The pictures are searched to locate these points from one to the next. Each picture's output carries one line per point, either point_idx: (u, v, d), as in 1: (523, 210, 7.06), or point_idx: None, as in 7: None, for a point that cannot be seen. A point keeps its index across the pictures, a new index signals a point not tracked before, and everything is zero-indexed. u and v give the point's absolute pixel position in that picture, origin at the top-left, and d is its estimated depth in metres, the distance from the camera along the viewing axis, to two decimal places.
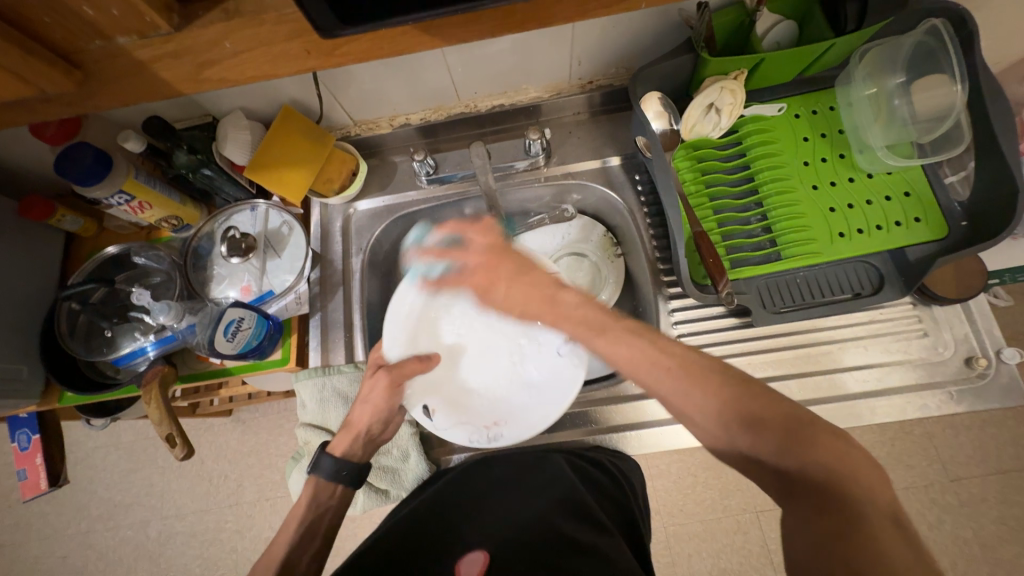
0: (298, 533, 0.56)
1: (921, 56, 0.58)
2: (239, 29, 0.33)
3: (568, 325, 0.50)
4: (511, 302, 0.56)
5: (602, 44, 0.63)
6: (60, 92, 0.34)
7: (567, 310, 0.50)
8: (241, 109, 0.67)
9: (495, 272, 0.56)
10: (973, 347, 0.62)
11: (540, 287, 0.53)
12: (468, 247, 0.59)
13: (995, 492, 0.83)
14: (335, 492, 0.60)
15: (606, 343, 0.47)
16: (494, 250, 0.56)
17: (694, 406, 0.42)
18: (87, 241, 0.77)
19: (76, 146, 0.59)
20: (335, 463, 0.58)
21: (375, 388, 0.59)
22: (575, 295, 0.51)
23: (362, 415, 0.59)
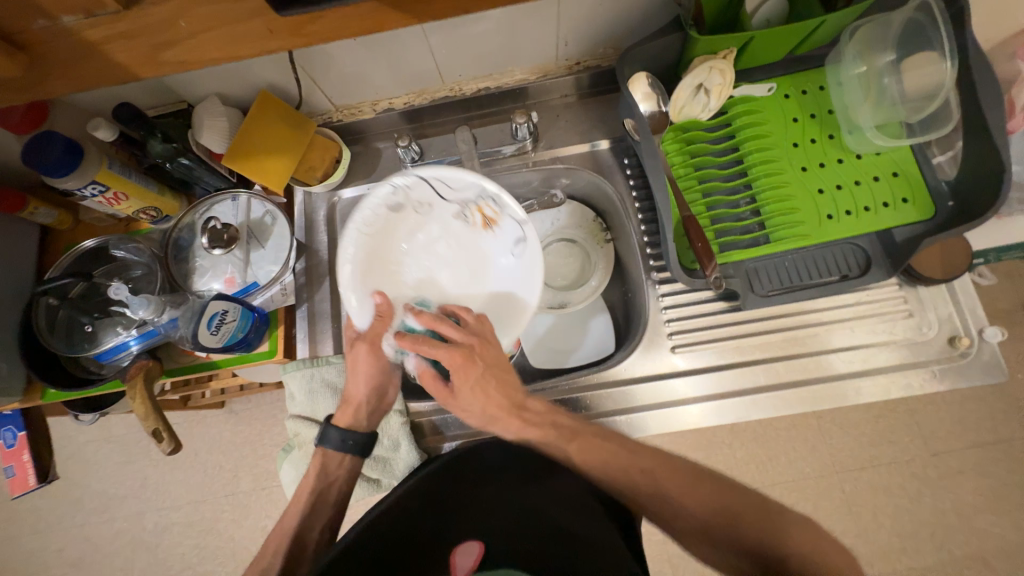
0: (308, 503, 0.58)
1: (912, 34, 0.58)
2: (197, 5, 0.31)
3: (539, 429, 0.56)
4: (475, 401, 0.55)
5: (588, 23, 0.61)
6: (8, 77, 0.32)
7: (532, 415, 0.57)
8: (216, 95, 0.65)
9: (478, 362, 0.54)
10: (956, 326, 0.63)
11: (501, 399, 0.56)
12: (440, 342, 0.53)
13: (973, 465, 0.85)
14: (343, 463, 0.60)
15: (580, 450, 0.54)
16: (468, 353, 0.53)
17: (656, 475, 0.52)
18: (62, 233, 0.75)
19: (42, 135, 0.56)
20: (341, 433, 0.59)
21: (357, 356, 0.60)
22: (541, 402, 0.58)
23: (358, 385, 0.60)
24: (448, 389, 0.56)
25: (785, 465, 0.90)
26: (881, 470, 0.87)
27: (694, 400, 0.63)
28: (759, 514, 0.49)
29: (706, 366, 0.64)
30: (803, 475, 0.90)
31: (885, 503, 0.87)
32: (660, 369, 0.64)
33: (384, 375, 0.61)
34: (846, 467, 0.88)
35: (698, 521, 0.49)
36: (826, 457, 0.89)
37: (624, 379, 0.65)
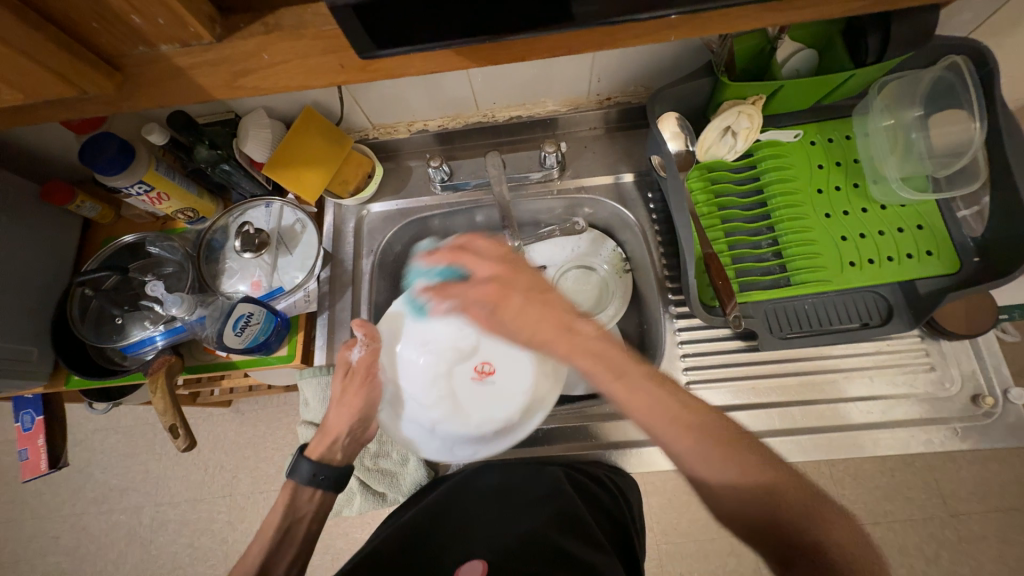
0: (273, 540, 0.55)
1: (939, 92, 0.59)
2: (276, 41, 0.34)
3: (584, 357, 0.48)
4: (523, 325, 0.52)
5: (622, 63, 0.64)
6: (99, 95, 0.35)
7: (582, 340, 0.49)
8: (263, 108, 0.68)
9: (512, 288, 0.52)
10: (980, 384, 0.62)
11: (555, 317, 0.51)
12: (477, 270, 0.55)
13: (994, 530, 0.82)
14: (314, 496, 0.59)
15: (625, 388, 0.46)
16: (501, 279, 0.53)
17: (695, 430, 0.43)
18: (102, 227, 0.78)
19: (101, 137, 0.60)
20: (313, 467, 0.57)
21: (350, 388, 0.59)
22: (595, 327, 0.50)
23: (341, 419, 0.59)
24: (488, 317, 0.55)
25: None
26: (895, 527, 0.84)
27: None
28: (770, 494, 0.39)
29: (719, 404, 0.63)
30: None
31: (900, 562, 0.84)
32: None
33: (372, 410, 0.60)
34: (858, 520, 0.85)
35: (737, 499, 0.40)
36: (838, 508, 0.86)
37: None
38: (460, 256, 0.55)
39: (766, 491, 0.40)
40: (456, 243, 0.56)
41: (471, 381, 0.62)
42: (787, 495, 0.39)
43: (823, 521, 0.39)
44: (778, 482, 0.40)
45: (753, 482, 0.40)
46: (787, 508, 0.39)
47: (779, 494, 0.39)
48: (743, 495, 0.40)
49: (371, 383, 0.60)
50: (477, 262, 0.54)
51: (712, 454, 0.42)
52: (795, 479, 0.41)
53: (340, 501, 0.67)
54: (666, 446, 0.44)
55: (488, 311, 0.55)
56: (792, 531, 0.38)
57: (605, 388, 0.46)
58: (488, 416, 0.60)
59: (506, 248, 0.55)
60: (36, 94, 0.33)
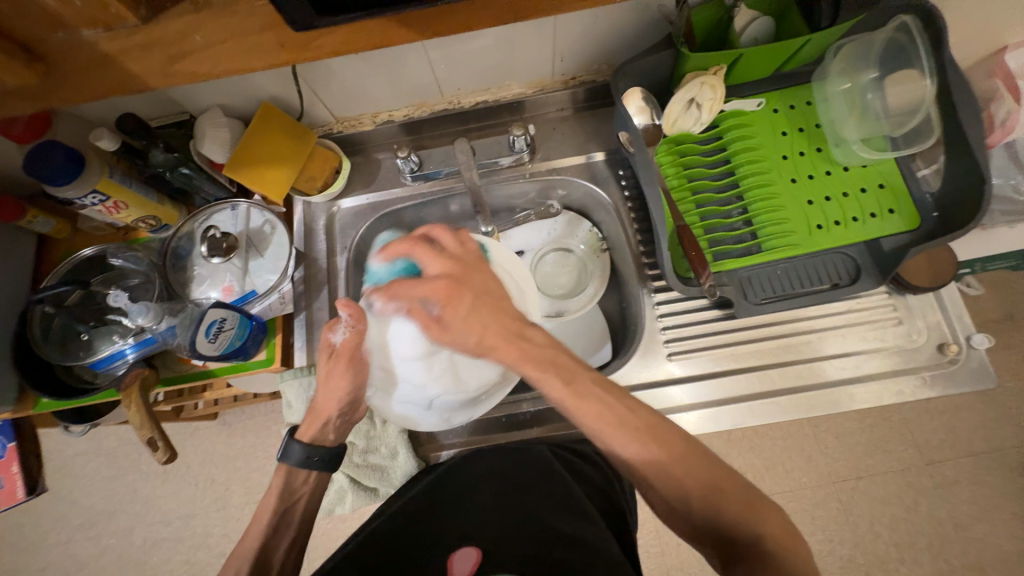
0: (269, 526, 0.54)
1: (893, 51, 0.60)
2: (211, 21, 0.32)
3: (533, 367, 0.47)
4: (469, 330, 0.49)
5: (584, 40, 0.64)
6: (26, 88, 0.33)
7: (533, 347, 0.48)
8: (218, 106, 0.66)
9: (465, 284, 0.51)
10: (945, 333, 0.64)
11: (507, 321, 0.49)
12: (423, 275, 0.52)
13: (968, 474, 0.86)
14: (309, 479, 0.58)
15: (574, 399, 0.45)
16: (453, 278, 0.51)
17: (665, 459, 0.43)
18: (61, 242, 0.75)
19: (45, 144, 0.57)
20: (305, 450, 0.56)
21: (334, 374, 0.56)
22: (545, 334, 0.49)
23: (330, 400, 0.56)
24: (437, 320, 0.50)
25: (783, 475, 0.91)
26: (878, 480, 0.88)
27: (691, 407, 0.63)
28: (714, 494, 0.42)
29: (701, 373, 0.65)
30: (800, 484, 0.90)
31: (883, 513, 0.87)
32: (655, 377, 0.65)
33: (360, 392, 0.57)
34: (842, 477, 0.89)
35: (682, 500, 0.43)
36: (823, 467, 0.89)
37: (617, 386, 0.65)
38: (416, 249, 0.54)
39: (714, 485, 0.42)
40: (414, 236, 0.55)
41: (464, 347, 0.59)
42: (727, 493, 0.42)
43: (765, 519, 0.41)
44: (720, 481, 0.43)
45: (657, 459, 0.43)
46: (727, 508, 0.42)
47: (716, 494, 0.42)
48: (689, 494, 0.43)
49: (358, 366, 0.56)
50: (428, 256, 0.53)
51: (654, 451, 0.43)
52: (738, 482, 0.43)
53: (331, 499, 0.66)
54: (613, 452, 0.45)
55: (436, 312, 0.50)
56: (730, 534, 0.41)
57: (558, 396, 0.46)
58: (482, 377, 0.59)
59: (468, 242, 0.54)
60: None
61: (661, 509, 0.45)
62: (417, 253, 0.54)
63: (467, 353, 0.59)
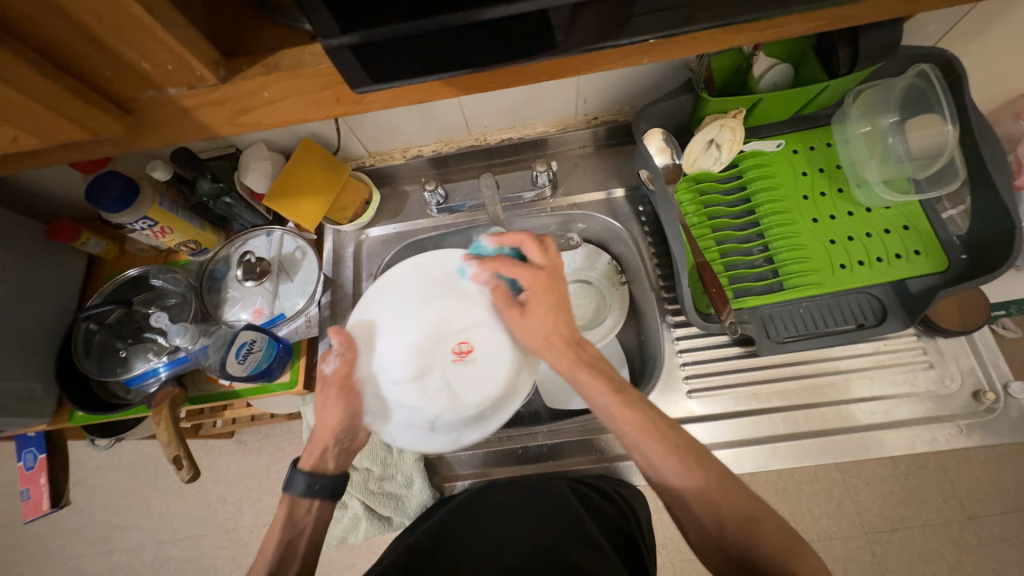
0: (274, 556, 0.54)
1: (913, 97, 0.61)
2: (276, 79, 0.35)
3: (586, 372, 0.54)
4: (535, 327, 0.58)
5: (607, 84, 0.67)
6: (110, 136, 0.36)
7: (585, 355, 0.56)
8: (263, 141, 0.71)
9: (553, 287, 0.58)
10: (980, 380, 0.62)
11: (568, 329, 0.57)
12: (525, 265, 0.59)
13: (1014, 531, 0.80)
14: (312, 508, 0.58)
15: (621, 404, 0.51)
16: (550, 274, 0.59)
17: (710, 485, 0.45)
18: (107, 262, 0.79)
19: (106, 175, 0.62)
20: (307, 479, 0.57)
21: (328, 401, 0.59)
22: (595, 351, 0.57)
23: (327, 429, 0.59)
24: (513, 304, 0.60)
25: (810, 522, 0.86)
26: (914, 532, 0.83)
27: (712, 447, 0.62)
28: (749, 522, 0.43)
29: (722, 412, 0.63)
30: (829, 532, 0.86)
31: (920, 569, 0.82)
32: (675, 414, 0.64)
33: (353, 420, 0.60)
34: (875, 527, 0.84)
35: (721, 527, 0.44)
36: (853, 516, 0.85)
37: None
38: (503, 265, 0.60)
39: (750, 514, 0.43)
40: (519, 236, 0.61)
41: (455, 366, 0.59)
42: (767, 527, 0.42)
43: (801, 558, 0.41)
44: (756, 513, 0.43)
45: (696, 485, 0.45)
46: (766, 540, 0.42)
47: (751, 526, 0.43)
48: (725, 522, 0.43)
49: (348, 395, 0.59)
50: (518, 269, 0.59)
51: (693, 472, 0.46)
52: (776, 520, 0.43)
53: (344, 527, 0.66)
54: (652, 466, 0.48)
55: (525, 296, 0.59)
56: (766, 570, 0.40)
57: (604, 402, 0.51)
58: (482, 392, 0.58)
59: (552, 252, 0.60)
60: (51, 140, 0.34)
61: (697, 539, 0.46)
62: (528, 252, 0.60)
63: (461, 373, 0.59)
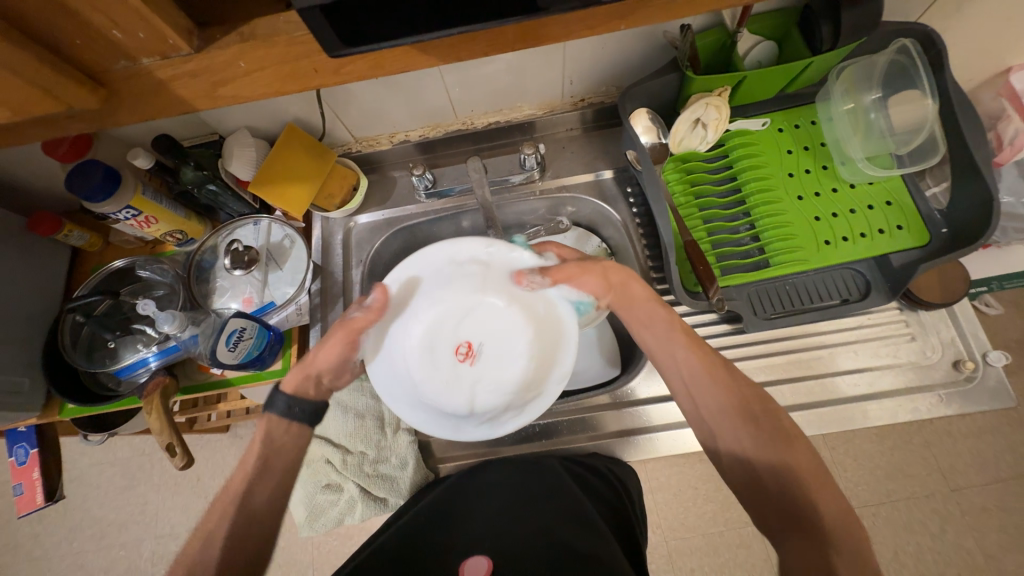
0: (253, 468, 0.52)
1: (895, 72, 0.62)
2: (252, 49, 0.35)
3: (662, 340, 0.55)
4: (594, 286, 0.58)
5: (593, 64, 0.66)
6: (86, 109, 0.36)
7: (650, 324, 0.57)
8: (246, 127, 0.70)
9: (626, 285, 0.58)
10: (960, 350, 0.64)
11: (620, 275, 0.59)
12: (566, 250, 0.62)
13: (995, 500, 0.83)
14: (290, 430, 0.56)
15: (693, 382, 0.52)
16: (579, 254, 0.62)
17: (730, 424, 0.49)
18: (91, 254, 0.78)
19: (87, 163, 0.61)
20: (288, 399, 0.55)
21: (332, 341, 0.57)
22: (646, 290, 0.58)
23: (321, 360, 0.57)
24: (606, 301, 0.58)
25: None
26: (899, 505, 0.85)
27: None
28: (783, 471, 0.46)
29: None
30: None
31: (908, 540, 0.84)
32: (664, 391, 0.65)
33: (350, 359, 0.59)
34: (863, 501, 0.86)
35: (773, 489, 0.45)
36: (842, 491, 0.87)
37: (629, 400, 0.65)
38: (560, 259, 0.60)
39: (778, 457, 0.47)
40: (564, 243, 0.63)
41: (473, 362, 0.60)
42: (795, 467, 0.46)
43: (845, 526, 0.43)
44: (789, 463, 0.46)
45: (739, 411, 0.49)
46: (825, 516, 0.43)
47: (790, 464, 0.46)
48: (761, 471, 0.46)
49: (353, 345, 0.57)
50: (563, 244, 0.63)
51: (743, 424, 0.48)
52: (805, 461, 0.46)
53: (341, 510, 0.67)
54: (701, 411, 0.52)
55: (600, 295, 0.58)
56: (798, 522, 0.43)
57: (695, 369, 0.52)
58: (519, 362, 0.60)
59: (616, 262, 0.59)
60: (24, 113, 0.34)
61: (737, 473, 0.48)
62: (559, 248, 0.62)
63: (484, 366, 0.60)
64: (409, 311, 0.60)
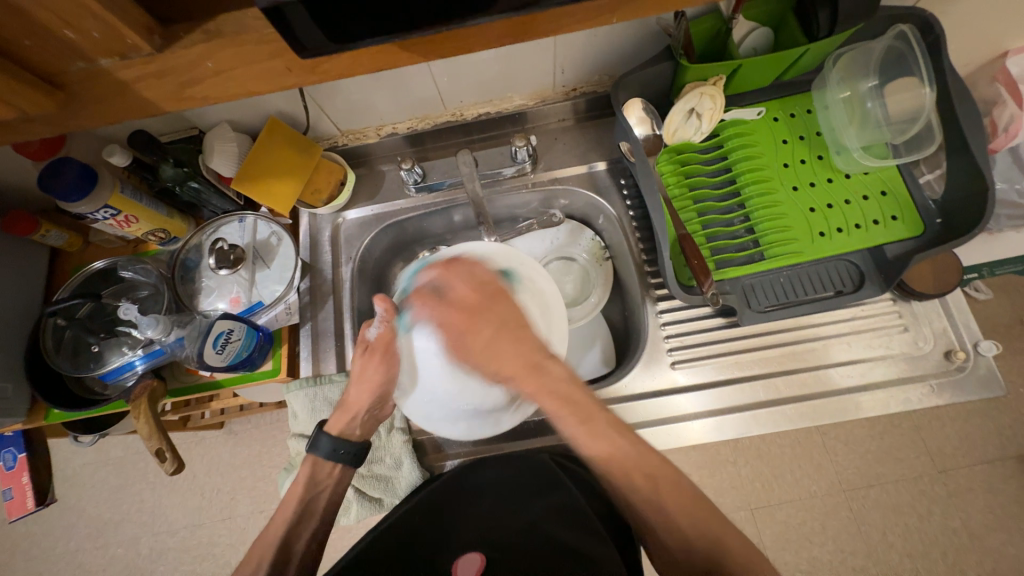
0: (295, 515, 0.56)
1: (892, 59, 0.61)
2: (220, 48, 0.33)
3: (550, 399, 0.49)
4: (489, 356, 0.52)
5: (584, 53, 0.65)
6: (40, 113, 0.34)
7: (549, 380, 0.50)
8: (227, 122, 0.67)
9: (490, 312, 0.54)
10: (952, 340, 0.64)
11: (525, 350, 0.52)
12: (444, 299, 0.56)
13: (980, 482, 0.84)
14: (333, 472, 0.59)
15: (590, 434, 0.48)
16: (481, 296, 0.55)
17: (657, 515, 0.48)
18: (72, 255, 0.76)
19: (59, 162, 0.59)
20: (332, 443, 0.58)
21: (369, 363, 0.58)
22: (563, 367, 0.51)
23: (363, 394, 0.58)
24: (455, 342, 0.54)
25: (791, 483, 0.90)
26: (888, 489, 0.86)
27: (697, 416, 0.63)
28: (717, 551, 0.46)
29: (706, 382, 0.64)
30: (809, 493, 0.89)
31: (896, 522, 0.86)
32: (659, 386, 0.65)
33: (389, 384, 0.58)
34: (852, 486, 0.88)
35: (685, 551, 0.47)
36: (833, 475, 0.88)
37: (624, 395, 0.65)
38: (448, 273, 0.58)
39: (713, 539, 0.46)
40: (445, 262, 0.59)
41: None
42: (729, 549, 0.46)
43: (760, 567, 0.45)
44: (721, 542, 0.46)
45: (646, 480, 0.47)
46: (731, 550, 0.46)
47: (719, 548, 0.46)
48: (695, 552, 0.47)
49: (391, 358, 0.58)
50: (456, 280, 0.57)
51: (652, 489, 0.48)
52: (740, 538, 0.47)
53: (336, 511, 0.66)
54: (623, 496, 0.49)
55: (455, 337, 0.54)
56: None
57: (569, 431, 0.49)
58: None
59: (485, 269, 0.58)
60: None
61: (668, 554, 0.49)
62: (446, 282, 0.57)
63: None
64: (419, 332, 0.55)
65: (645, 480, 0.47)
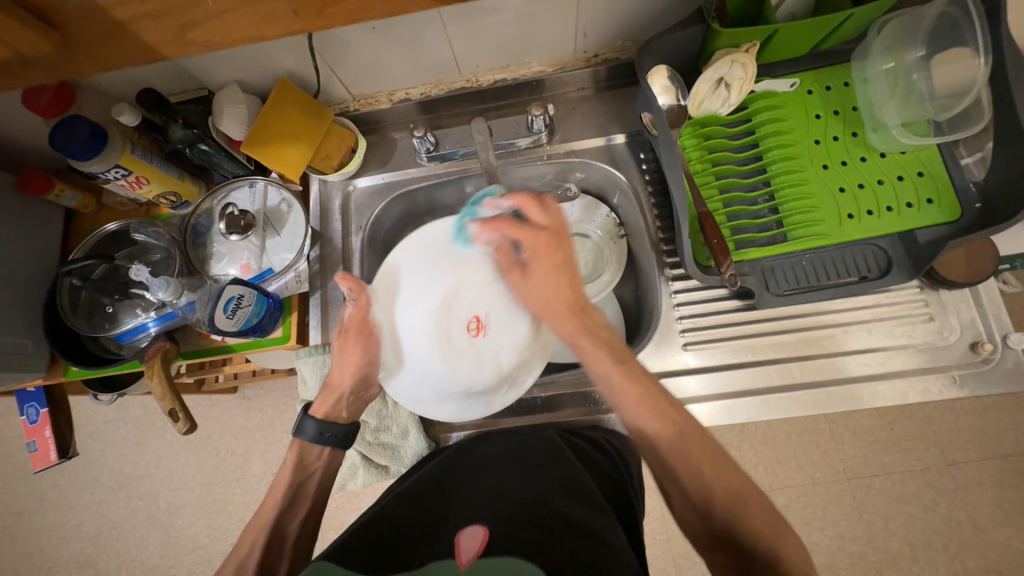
0: (286, 497, 0.56)
1: (944, 28, 0.56)
2: None
3: (591, 343, 0.54)
4: (545, 288, 0.57)
5: (609, 15, 0.61)
6: (36, 52, 0.32)
7: (590, 324, 0.55)
8: (237, 82, 0.66)
9: (558, 249, 0.56)
10: (979, 332, 0.61)
11: (576, 296, 0.57)
12: (525, 225, 0.57)
13: (991, 476, 0.83)
14: (323, 454, 0.59)
15: (625, 381, 0.51)
16: (552, 235, 0.56)
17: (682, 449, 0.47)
18: (86, 216, 0.76)
19: (69, 119, 0.58)
20: (319, 425, 0.57)
21: (347, 345, 0.57)
22: (604, 317, 0.57)
23: (344, 375, 0.58)
24: (517, 267, 0.59)
25: (796, 469, 0.90)
26: (895, 478, 0.86)
27: (705, 399, 0.62)
28: (739, 500, 0.44)
29: (717, 364, 0.63)
30: (815, 479, 0.89)
31: (899, 511, 0.85)
32: (669, 366, 0.64)
33: (370, 366, 0.58)
34: (858, 474, 0.87)
35: (708, 507, 0.45)
36: (838, 463, 0.88)
37: None
38: (524, 208, 0.57)
39: (738, 494, 0.45)
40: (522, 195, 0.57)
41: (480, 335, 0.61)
42: (752, 506, 0.44)
43: (784, 538, 0.42)
44: (747, 495, 0.45)
45: (671, 435, 0.48)
46: (751, 514, 0.43)
47: (745, 499, 0.44)
48: (715, 497, 0.45)
49: (367, 338, 0.58)
50: (536, 212, 0.56)
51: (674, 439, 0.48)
52: (764, 503, 0.44)
53: (343, 475, 0.68)
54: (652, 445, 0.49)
55: (525, 260, 0.59)
56: (753, 541, 0.42)
57: (605, 374, 0.52)
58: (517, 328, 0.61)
59: (564, 215, 0.57)
60: None
61: (688, 514, 0.47)
62: (526, 212, 0.57)
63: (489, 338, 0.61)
64: (405, 317, 0.60)
65: (675, 433, 0.48)
